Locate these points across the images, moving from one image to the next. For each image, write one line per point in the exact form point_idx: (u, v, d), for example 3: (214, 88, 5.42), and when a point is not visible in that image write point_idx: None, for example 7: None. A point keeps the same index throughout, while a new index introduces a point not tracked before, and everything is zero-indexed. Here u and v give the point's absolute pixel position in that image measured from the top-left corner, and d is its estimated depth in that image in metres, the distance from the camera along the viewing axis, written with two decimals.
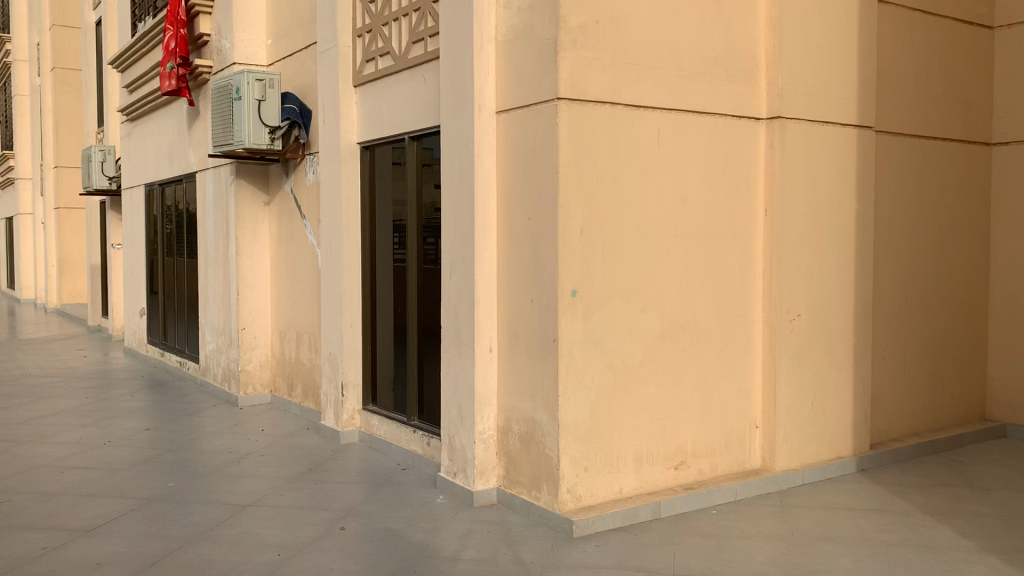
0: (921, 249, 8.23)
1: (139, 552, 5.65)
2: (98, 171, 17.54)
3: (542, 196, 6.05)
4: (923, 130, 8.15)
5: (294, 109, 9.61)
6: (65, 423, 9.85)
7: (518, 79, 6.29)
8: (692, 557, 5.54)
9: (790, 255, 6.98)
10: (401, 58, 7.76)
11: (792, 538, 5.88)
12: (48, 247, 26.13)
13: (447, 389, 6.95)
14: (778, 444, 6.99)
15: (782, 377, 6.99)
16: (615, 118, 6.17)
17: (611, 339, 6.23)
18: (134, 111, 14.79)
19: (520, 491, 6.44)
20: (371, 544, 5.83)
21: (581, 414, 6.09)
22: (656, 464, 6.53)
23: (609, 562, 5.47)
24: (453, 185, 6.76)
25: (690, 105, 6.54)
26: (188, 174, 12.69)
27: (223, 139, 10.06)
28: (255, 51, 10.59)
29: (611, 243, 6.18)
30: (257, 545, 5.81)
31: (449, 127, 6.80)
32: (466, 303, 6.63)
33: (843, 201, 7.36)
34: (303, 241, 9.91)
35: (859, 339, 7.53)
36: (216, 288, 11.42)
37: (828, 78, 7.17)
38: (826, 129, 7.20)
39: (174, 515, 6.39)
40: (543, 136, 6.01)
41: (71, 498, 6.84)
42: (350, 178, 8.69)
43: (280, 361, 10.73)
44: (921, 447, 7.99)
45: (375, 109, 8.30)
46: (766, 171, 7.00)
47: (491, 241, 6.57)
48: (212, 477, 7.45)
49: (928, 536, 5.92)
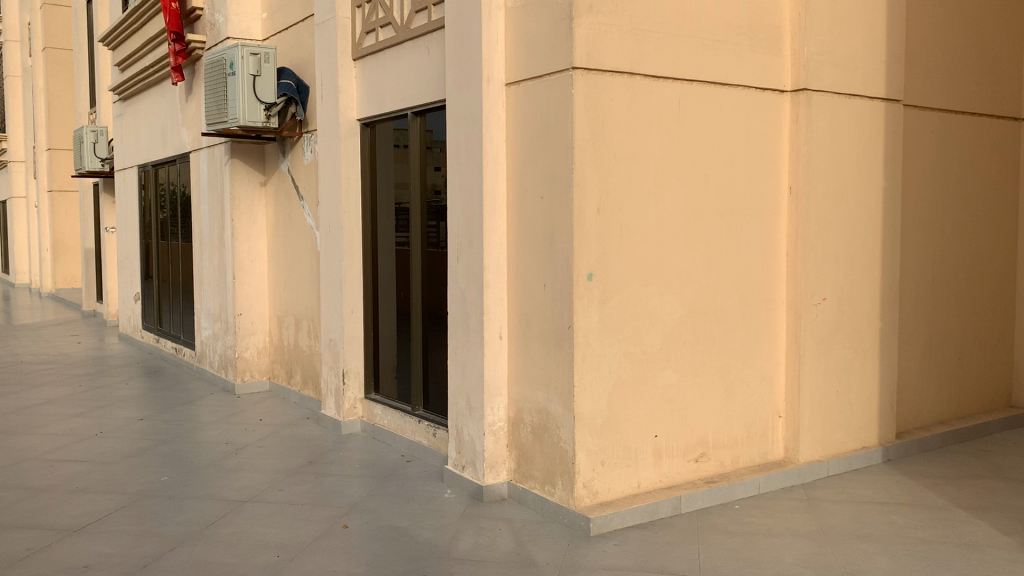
0: (949, 231, 7.87)
1: (130, 554, 5.31)
2: (91, 153, 17.13)
3: (556, 173, 5.68)
4: (952, 104, 7.76)
5: (291, 84, 9.18)
6: (57, 412, 9.52)
7: (530, 47, 5.88)
8: (717, 558, 5.20)
9: (816, 236, 6.61)
10: (404, 29, 7.36)
11: (821, 536, 5.54)
12: (41, 230, 25.73)
13: (454, 377, 6.58)
14: (802, 435, 6.65)
15: (807, 364, 6.64)
16: (634, 90, 5.78)
17: (630, 326, 5.87)
18: (125, 91, 14.41)
19: (533, 485, 6.10)
20: (375, 543, 5.48)
21: (597, 405, 5.73)
22: (676, 457, 6.18)
23: (630, 563, 5.13)
24: (459, 164, 6.38)
25: (711, 75, 6.14)
26: (182, 155, 12.29)
27: (216, 116, 9.63)
28: (249, 25, 10.14)
29: (630, 224, 5.81)
30: (256, 545, 5.46)
31: (455, 101, 6.40)
32: (474, 288, 6.26)
33: (871, 177, 6.97)
34: (301, 222, 9.52)
35: (886, 322, 7.18)
36: (212, 272, 11.01)
37: (855, 48, 6.76)
38: (853, 103, 6.80)
39: (167, 513, 6.05)
40: (558, 109, 5.62)
41: (59, 495, 6.49)
42: (350, 156, 8.28)
43: (278, 348, 10.37)
44: (948, 436, 7.65)
45: (375, 83, 7.90)
46: (790, 147, 6.63)
47: (501, 222, 6.18)
48: (208, 471, 7.12)
49: (967, 534, 5.57)
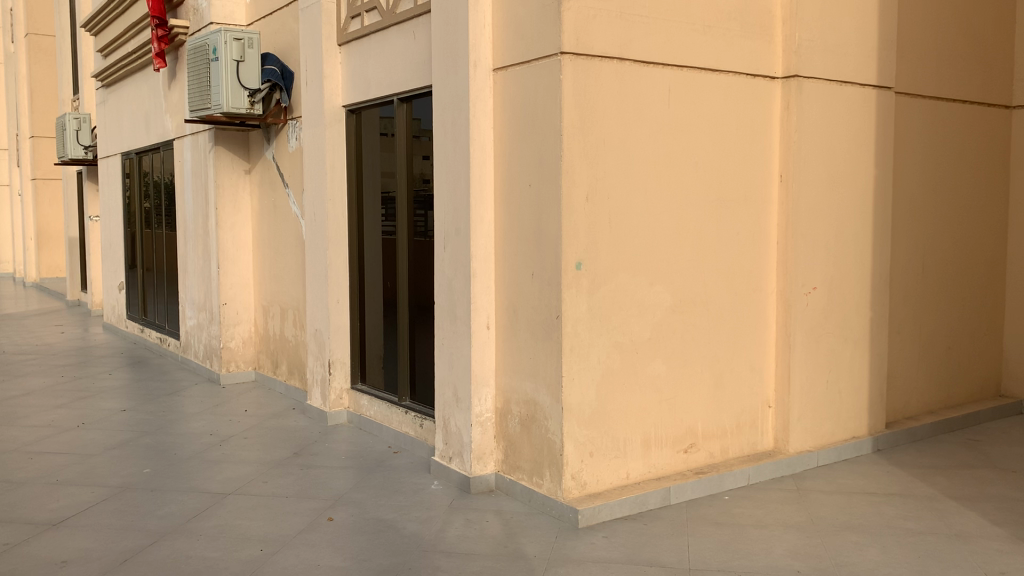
0: (939, 219, 7.81)
1: (109, 549, 5.20)
2: (73, 141, 16.92)
3: (544, 161, 5.58)
4: (943, 92, 7.69)
5: (275, 70, 9.01)
6: (39, 403, 9.39)
7: (517, 32, 5.77)
8: (707, 550, 5.14)
9: (806, 224, 6.55)
10: (390, 14, 7.24)
11: (812, 527, 5.50)
12: (25, 219, 25.46)
13: (441, 368, 6.49)
14: (792, 425, 6.60)
15: (797, 354, 6.58)
16: (624, 75, 5.68)
17: (619, 316, 5.79)
18: (108, 77, 14.21)
19: (520, 476, 6.03)
20: (361, 537, 5.40)
21: (586, 396, 5.66)
22: (665, 448, 6.13)
23: (619, 556, 5.06)
24: (446, 151, 6.27)
25: (702, 61, 6.05)
26: (166, 142, 12.11)
27: (199, 103, 9.52)
28: (233, 10, 9.97)
29: (619, 212, 5.73)
30: (239, 538, 5.37)
31: (442, 87, 6.29)
32: (461, 277, 6.16)
33: (861, 165, 6.90)
34: (287, 210, 9.39)
35: (876, 311, 7.14)
36: (196, 262, 10.87)
37: (847, 34, 6.68)
38: (845, 90, 6.72)
39: (149, 506, 5.95)
40: (545, 94, 5.52)
41: (38, 488, 6.38)
42: (336, 143, 8.15)
43: (263, 337, 10.25)
44: (938, 426, 7.63)
45: (361, 68, 7.77)
46: (782, 134, 6.55)
47: (488, 210, 6.09)
48: (192, 462, 7.02)
49: (958, 524, 5.53)
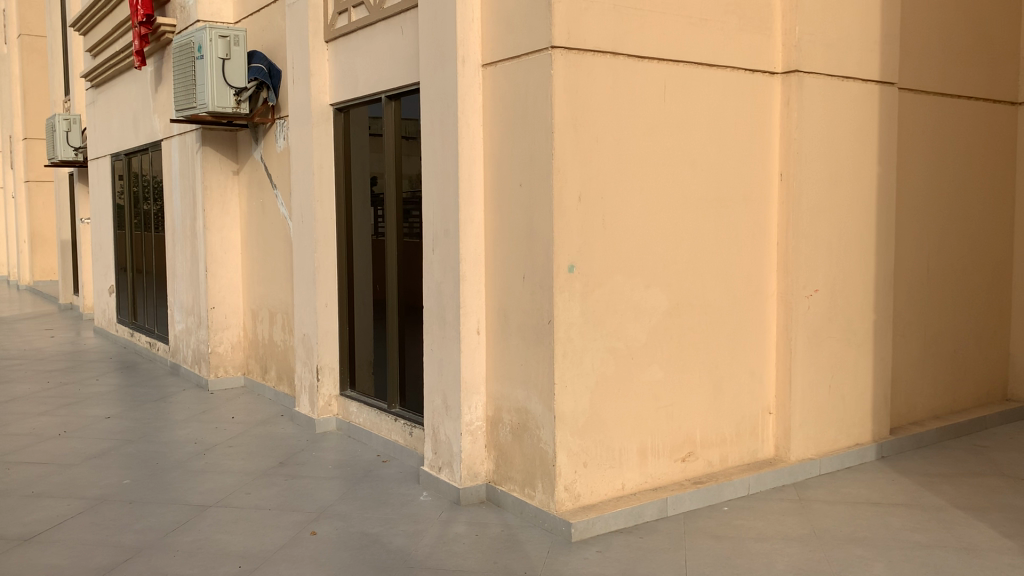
0: (943, 218, 7.59)
1: (83, 566, 4.98)
2: (64, 142, 16.71)
3: (535, 159, 5.36)
4: (947, 87, 7.46)
5: (262, 69, 8.82)
6: (23, 410, 9.16)
7: (506, 26, 5.55)
8: (706, 565, 4.92)
9: (808, 224, 6.33)
10: (377, 8, 7.01)
11: (815, 540, 5.27)
12: (19, 222, 25.25)
13: (429, 375, 6.27)
14: (793, 432, 6.38)
15: (798, 359, 6.37)
16: (618, 71, 5.46)
17: (613, 320, 5.57)
18: (96, 78, 14.00)
19: (512, 487, 5.81)
20: (346, 552, 5.17)
21: (579, 404, 5.44)
22: (661, 457, 5.90)
23: (614, 571, 4.83)
24: (434, 150, 6.05)
25: (699, 54, 5.83)
26: (154, 143, 11.91)
27: (185, 102, 9.30)
28: (220, 8, 9.75)
29: (613, 213, 5.51)
30: (218, 554, 5.15)
31: (430, 84, 6.07)
32: (450, 280, 5.94)
33: (864, 162, 6.69)
34: (275, 211, 9.17)
35: (880, 312, 6.92)
36: (184, 265, 10.66)
37: (848, 28, 6.46)
38: (846, 86, 6.50)
39: (126, 520, 5.73)
40: (536, 90, 5.29)
41: (15, 500, 6.17)
42: (324, 143, 7.93)
43: (252, 341, 10.02)
44: (943, 432, 7.41)
45: (348, 66, 7.55)
46: (782, 131, 6.33)
47: (478, 212, 5.87)
48: (175, 472, 6.80)
49: (967, 537, 5.31)
